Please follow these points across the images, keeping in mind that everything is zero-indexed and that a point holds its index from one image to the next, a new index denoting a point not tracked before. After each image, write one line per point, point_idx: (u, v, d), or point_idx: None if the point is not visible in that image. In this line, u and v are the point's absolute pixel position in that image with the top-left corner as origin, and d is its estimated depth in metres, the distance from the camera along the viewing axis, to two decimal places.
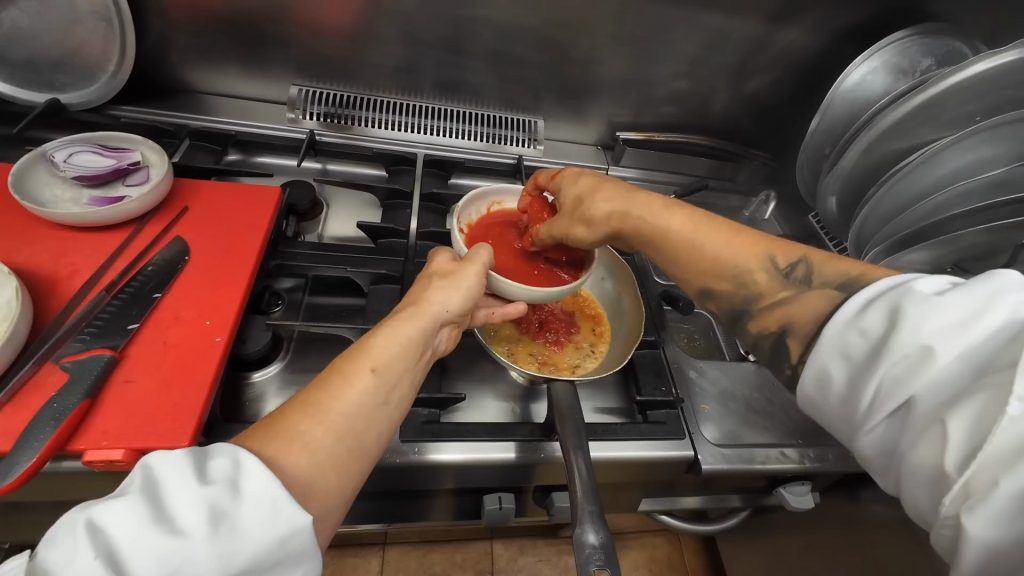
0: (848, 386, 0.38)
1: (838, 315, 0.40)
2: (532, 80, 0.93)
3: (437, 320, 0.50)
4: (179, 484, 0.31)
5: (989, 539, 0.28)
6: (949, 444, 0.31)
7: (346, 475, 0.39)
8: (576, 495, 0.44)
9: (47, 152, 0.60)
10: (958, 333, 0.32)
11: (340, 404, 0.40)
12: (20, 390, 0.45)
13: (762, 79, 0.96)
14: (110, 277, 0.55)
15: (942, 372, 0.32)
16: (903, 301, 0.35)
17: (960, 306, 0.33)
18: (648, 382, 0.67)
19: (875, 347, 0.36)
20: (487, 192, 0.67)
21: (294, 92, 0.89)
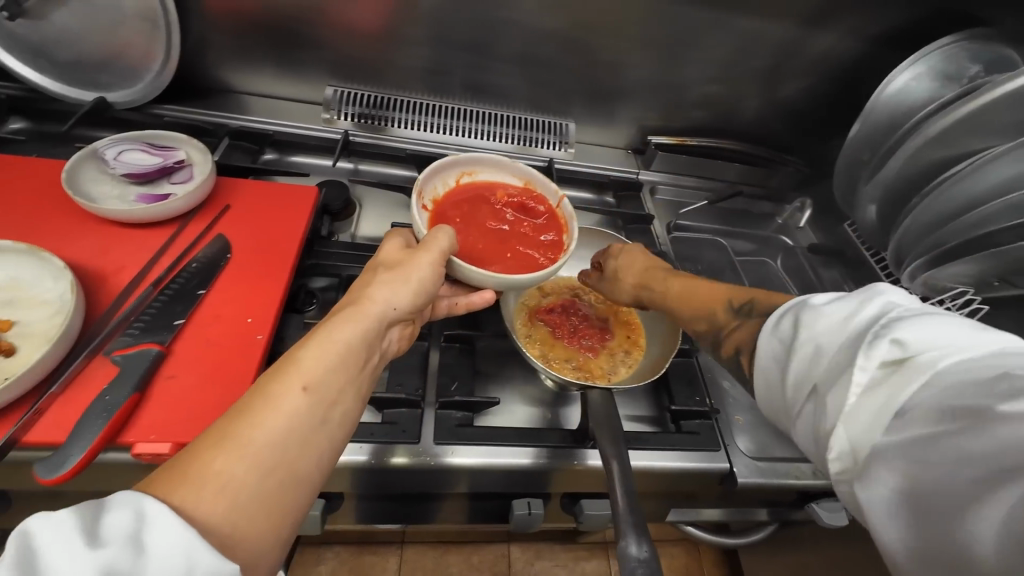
0: (771, 382, 0.43)
1: (764, 329, 0.45)
2: (563, 83, 0.93)
3: (381, 321, 0.49)
4: (60, 556, 0.26)
5: (877, 496, 0.32)
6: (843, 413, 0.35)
7: (275, 511, 0.36)
8: (618, 506, 0.43)
9: (98, 149, 0.62)
10: (843, 327, 0.37)
11: (261, 431, 0.37)
12: (72, 383, 0.46)
13: (799, 84, 0.94)
14: (156, 273, 0.56)
15: (832, 356, 0.37)
16: (801, 313, 0.41)
17: (838, 308, 0.39)
18: (682, 391, 0.65)
19: (788, 349, 0.41)
20: (455, 162, 0.62)
21: (329, 93, 0.90)
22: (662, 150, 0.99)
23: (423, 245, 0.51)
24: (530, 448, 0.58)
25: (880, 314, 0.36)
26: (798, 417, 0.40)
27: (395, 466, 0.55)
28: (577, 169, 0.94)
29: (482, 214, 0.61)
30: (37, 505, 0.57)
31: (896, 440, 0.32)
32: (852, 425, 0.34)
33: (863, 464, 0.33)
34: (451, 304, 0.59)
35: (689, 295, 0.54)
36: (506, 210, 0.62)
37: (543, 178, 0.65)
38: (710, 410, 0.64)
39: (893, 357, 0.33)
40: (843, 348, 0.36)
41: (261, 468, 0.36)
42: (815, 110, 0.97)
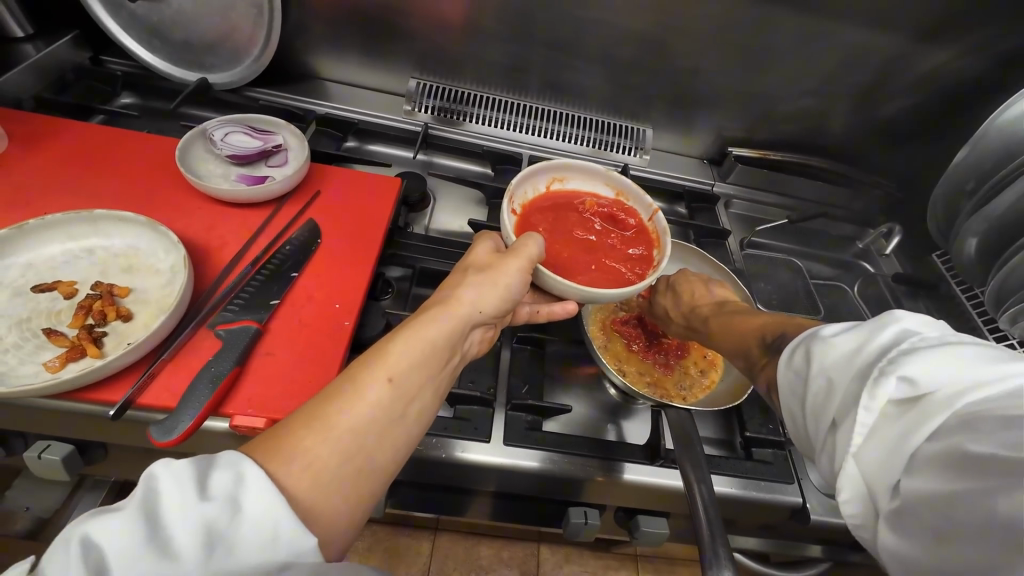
0: (794, 420, 0.40)
1: (778, 360, 0.42)
2: (647, 88, 0.91)
3: (468, 321, 0.49)
4: (176, 502, 0.28)
5: (898, 546, 0.31)
6: (868, 451, 0.33)
7: (353, 496, 0.37)
8: (704, 533, 0.42)
9: (206, 130, 0.65)
10: (851, 360, 0.36)
11: (349, 419, 0.38)
12: (180, 352, 0.49)
13: (901, 103, 0.88)
14: (254, 253, 0.58)
15: (844, 392, 0.35)
16: (810, 344, 0.39)
17: (849, 337, 0.37)
18: (755, 418, 0.63)
19: (799, 383, 0.39)
20: (547, 168, 0.64)
21: (413, 85, 0.91)
22: (741, 163, 0.96)
23: (512, 250, 0.53)
24: (597, 458, 0.58)
25: (895, 343, 0.35)
26: (817, 455, 0.38)
27: (466, 461, 0.56)
28: (651, 177, 0.92)
29: (569, 223, 0.62)
30: (132, 457, 0.61)
31: (916, 487, 0.30)
32: (867, 465, 0.33)
33: (887, 513, 0.32)
34: (534, 312, 0.59)
35: (727, 329, 0.50)
36: (594, 222, 0.63)
37: (636, 190, 0.65)
38: (785, 440, 0.62)
39: (903, 395, 0.32)
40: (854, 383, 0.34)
41: (342, 452, 0.37)
42: (915, 130, 0.90)
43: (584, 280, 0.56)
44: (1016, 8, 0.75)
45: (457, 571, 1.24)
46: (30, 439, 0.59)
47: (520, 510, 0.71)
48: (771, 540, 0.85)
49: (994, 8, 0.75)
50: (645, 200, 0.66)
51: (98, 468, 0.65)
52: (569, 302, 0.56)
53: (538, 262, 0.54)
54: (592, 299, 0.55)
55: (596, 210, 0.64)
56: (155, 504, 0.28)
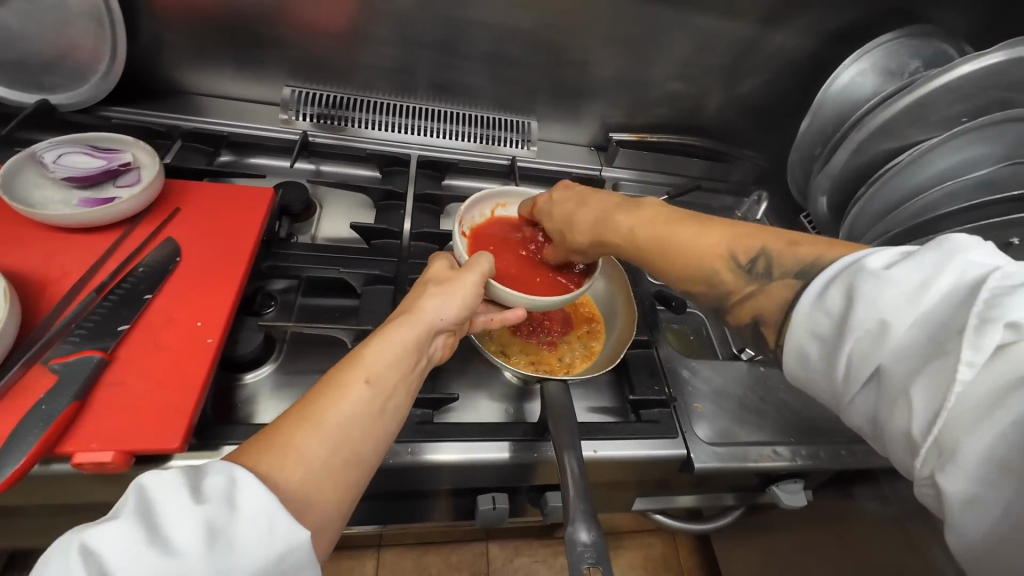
0: (809, 363, 0.44)
1: (803, 300, 0.44)
2: (526, 81, 0.93)
3: (430, 328, 0.49)
4: (173, 507, 0.31)
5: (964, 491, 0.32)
6: (916, 410, 0.35)
7: (343, 487, 0.38)
8: (569, 494, 0.44)
9: (37, 152, 0.60)
10: (909, 300, 0.37)
11: (335, 414, 0.40)
12: (8, 393, 0.45)
13: (754, 81, 0.96)
14: (100, 278, 0.54)
15: (900, 338, 0.37)
16: (854, 281, 0.40)
17: (904, 272, 0.37)
18: (642, 381, 0.67)
19: (834, 323, 0.41)
20: (491, 194, 0.65)
21: (287, 93, 0.89)
22: (624, 147, 1.01)
23: (468, 266, 0.53)
24: (490, 441, 0.59)
25: (959, 291, 0.35)
26: (848, 397, 0.41)
27: None
28: (539, 167, 0.95)
29: (514, 242, 0.63)
30: None
31: (977, 443, 0.31)
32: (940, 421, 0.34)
33: (948, 458, 0.33)
34: (489, 319, 0.56)
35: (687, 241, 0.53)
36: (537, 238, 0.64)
37: None
38: (669, 398, 0.65)
39: (1003, 342, 0.32)
40: (920, 326, 0.36)
41: (339, 447, 0.39)
42: (769, 104, 1.00)
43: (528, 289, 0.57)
44: None
45: None
46: None
47: (435, 509, 0.71)
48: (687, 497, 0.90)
49: None
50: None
51: None
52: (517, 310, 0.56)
53: (491, 277, 0.55)
54: (536, 307, 0.57)
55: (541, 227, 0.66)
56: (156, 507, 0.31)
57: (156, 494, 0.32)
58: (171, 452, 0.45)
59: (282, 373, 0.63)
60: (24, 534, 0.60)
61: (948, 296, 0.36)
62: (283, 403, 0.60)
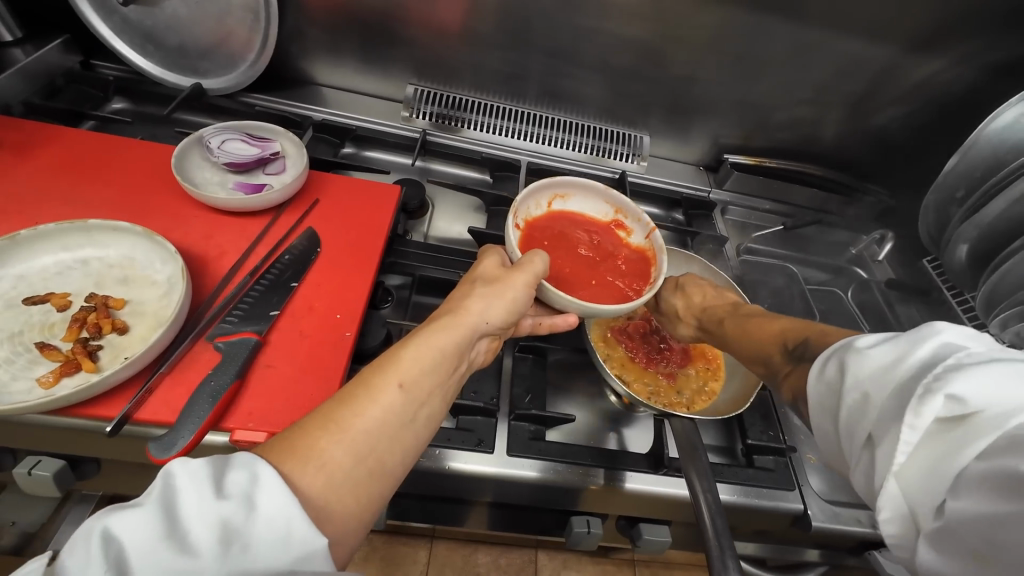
0: (821, 433, 0.40)
1: (808, 372, 0.42)
2: (645, 95, 0.91)
3: (473, 331, 0.49)
4: (194, 500, 0.29)
5: (936, 563, 0.31)
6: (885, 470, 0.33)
7: (365, 500, 0.37)
8: (711, 549, 0.43)
9: (203, 137, 0.64)
10: (887, 371, 0.35)
11: (362, 421, 0.38)
12: (178, 365, 0.48)
13: (893, 111, 0.89)
14: (253, 262, 0.58)
15: (880, 408, 0.34)
16: (845, 356, 0.38)
17: (887, 346, 0.36)
18: (755, 425, 0.63)
19: (832, 393, 0.39)
20: (550, 185, 0.66)
21: (410, 91, 0.91)
22: (736, 170, 0.96)
23: (517, 266, 0.54)
24: (599, 467, 0.58)
25: (934, 359, 0.33)
26: (850, 469, 0.37)
27: (475, 473, 0.55)
28: (648, 184, 0.92)
29: (568, 238, 0.64)
30: (126, 471, 0.60)
31: (957, 509, 0.29)
32: (908, 484, 0.32)
33: (928, 533, 0.31)
34: (536, 324, 0.58)
35: (744, 333, 0.51)
36: (591, 237, 0.65)
37: (634, 208, 0.66)
38: (786, 447, 0.62)
39: (951, 414, 0.31)
40: (892, 397, 0.34)
41: (355, 457, 0.37)
42: (905, 138, 0.92)
43: (582, 295, 0.58)
44: (1003, 21, 0.77)
45: None
46: (20, 454, 0.57)
47: (521, 522, 0.70)
48: (770, 544, 0.85)
49: (984, 20, 0.77)
50: (642, 220, 0.67)
51: (88, 483, 0.63)
52: (568, 315, 0.57)
53: (542, 279, 0.55)
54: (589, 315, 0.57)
55: (597, 228, 0.67)
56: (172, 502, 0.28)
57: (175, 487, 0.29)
58: None
59: None
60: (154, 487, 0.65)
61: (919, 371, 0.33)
62: None
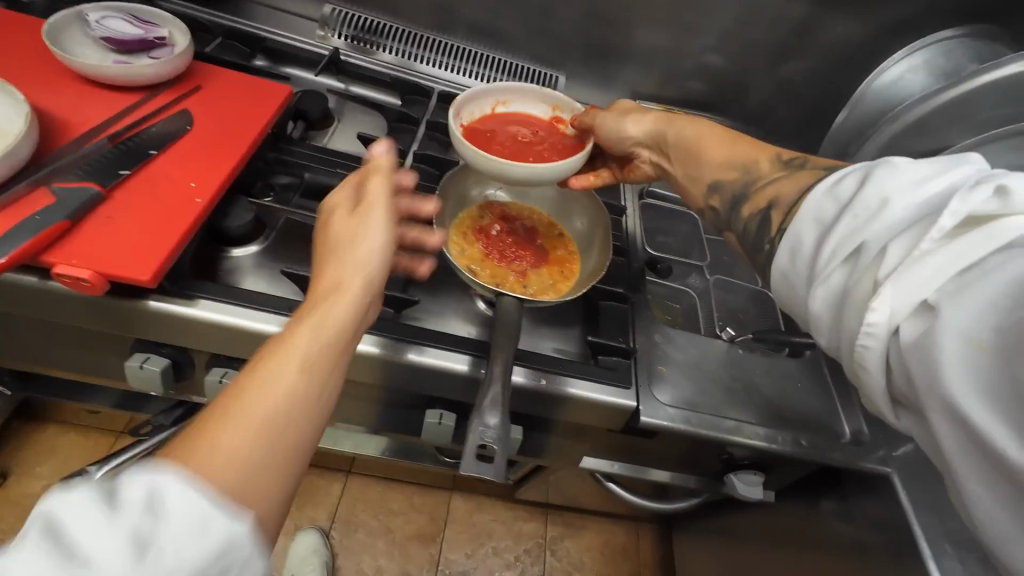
0: (799, 250, 0.45)
1: (815, 192, 0.46)
2: (561, 32, 0.93)
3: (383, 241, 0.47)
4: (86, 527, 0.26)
5: (920, 349, 0.34)
6: (890, 260, 0.36)
7: (331, 388, 0.39)
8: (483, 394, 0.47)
9: (83, 13, 0.65)
10: (916, 183, 0.38)
11: (300, 343, 0.38)
12: (11, 203, 0.50)
13: (798, 66, 0.92)
14: (115, 129, 0.59)
15: (895, 212, 0.37)
16: (874, 169, 0.41)
17: (922, 166, 0.39)
18: (607, 329, 0.68)
19: (841, 206, 0.42)
20: (491, 89, 0.68)
21: (328, 11, 0.91)
22: None
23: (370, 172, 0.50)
24: (441, 349, 0.60)
25: (960, 181, 0.37)
26: (819, 281, 0.42)
27: None
28: None
29: (509, 134, 0.67)
30: None
31: (953, 300, 0.33)
32: (905, 279, 0.35)
33: (917, 328, 0.34)
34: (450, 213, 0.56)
35: (737, 143, 0.58)
36: (534, 130, 0.68)
37: (569, 102, 0.69)
38: (630, 349, 0.66)
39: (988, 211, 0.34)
40: (917, 205, 0.37)
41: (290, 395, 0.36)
42: (811, 95, 0.95)
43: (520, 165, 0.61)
44: None
45: (366, 512, 1.27)
46: None
47: (385, 421, 0.71)
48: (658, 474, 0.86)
49: None
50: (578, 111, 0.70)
51: None
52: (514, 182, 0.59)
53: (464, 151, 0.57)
54: (535, 177, 0.60)
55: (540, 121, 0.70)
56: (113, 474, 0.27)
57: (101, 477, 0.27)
58: (141, 283, 0.49)
59: (264, 256, 0.66)
60: (21, 354, 0.66)
61: (950, 186, 0.37)
62: (261, 280, 0.63)
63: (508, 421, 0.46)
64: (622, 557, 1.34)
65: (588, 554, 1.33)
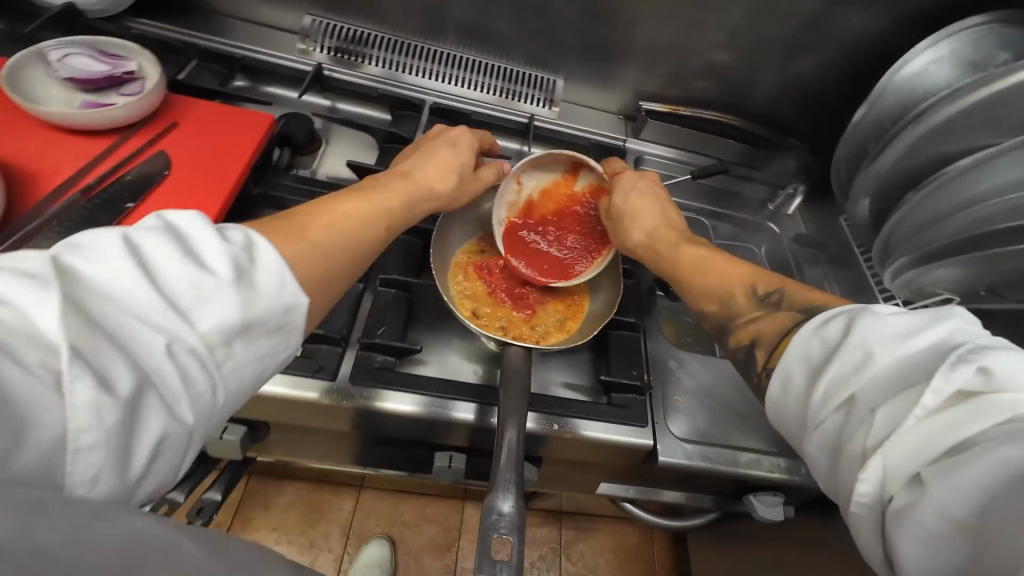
0: (786, 386, 0.42)
1: (804, 328, 0.43)
2: (558, 33, 0.86)
3: (425, 193, 0.55)
4: None
5: (913, 542, 0.32)
6: (874, 427, 0.35)
7: (340, 254, 0.44)
8: (499, 465, 0.46)
9: (44, 50, 0.61)
10: (901, 339, 0.36)
11: (345, 221, 0.46)
12: None
13: (813, 61, 0.86)
14: (88, 181, 0.56)
15: (881, 370, 0.35)
16: (855, 318, 0.39)
17: (900, 318, 0.37)
18: (619, 364, 0.64)
19: (822, 350, 0.40)
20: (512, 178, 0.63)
21: (308, 22, 0.85)
22: (653, 119, 0.93)
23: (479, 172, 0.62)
24: (448, 399, 0.57)
25: (947, 340, 0.35)
26: (809, 431, 0.39)
27: (317, 400, 0.55)
28: (558, 130, 0.89)
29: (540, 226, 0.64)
30: None
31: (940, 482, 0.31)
32: (891, 451, 0.33)
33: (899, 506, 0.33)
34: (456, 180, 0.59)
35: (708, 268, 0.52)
36: (558, 218, 0.65)
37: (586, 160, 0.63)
38: (643, 385, 0.62)
39: (973, 385, 0.32)
40: (901, 362, 0.35)
41: (336, 233, 0.45)
42: (827, 90, 0.89)
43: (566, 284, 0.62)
44: None
45: (380, 526, 1.27)
46: None
47: (395, 461, 0.69)
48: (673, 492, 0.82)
49: None
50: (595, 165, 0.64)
51: None
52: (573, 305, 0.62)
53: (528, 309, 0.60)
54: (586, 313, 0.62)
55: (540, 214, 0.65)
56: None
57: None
58: None
59: None
60: None
61: (933, 348, 0.35)
62: None
63: (525, 502, 0.45)
64: (636, 558, 1.35)
65: (602, 555, 1.33)
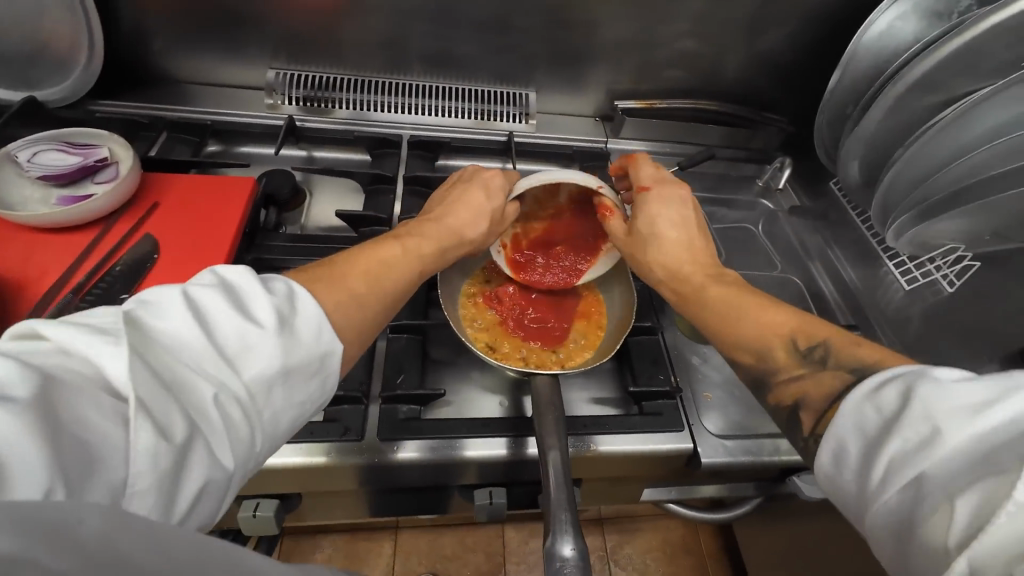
0: (840, 461, 0.37)
1: (854, 392, 0.38)
2: (524, 48, 0.86)
3: (451, 236, 0.55)
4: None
5: None
6: (952, 523, 0.28)
7: (373, 307, 0.44)
8: (550, 505, 0.45)
9: (11, 152, 0.60)
10: (968, 411, 0.30)
11: (378, 274, 0.46)
12: None
13: (779, 34, 0.86)
14: (77, 279, 0.55)
15: (947, 452, 0.30)
16: (917, 382, 0.34)
17: (972, 387, 0.31)
18: (644, 371, 0.63)
19: (877, 420, 0.35)
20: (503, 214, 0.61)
21: (272, 76, 0.84)
22: (630, 116, 0.93)
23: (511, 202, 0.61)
24: (480, 439, 0.56)
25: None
26: (870, 514, 0.34)
27: (350, 464, 0.54)
28: (539, 142, 0.89)
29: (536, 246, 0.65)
30: None
31: None
32: (969, 553, 0.27)
33: None
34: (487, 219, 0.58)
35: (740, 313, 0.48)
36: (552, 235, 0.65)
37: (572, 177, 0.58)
38: (672, 389, 0.61)
39: None
40: (974, 437, 0.29)
41: (371, 285, 0.45)
42: (796, 61, 0.89)
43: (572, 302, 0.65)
44: None
45: (422, 565, 1.24)
46: None
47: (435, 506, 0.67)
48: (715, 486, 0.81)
49: None
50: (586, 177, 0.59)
51: None
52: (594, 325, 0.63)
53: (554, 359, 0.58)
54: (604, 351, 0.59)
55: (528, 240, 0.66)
56: (54, 363, 0.26)
57: (15, 348, 0.26)
58: None
59: None
60: None
61: (1007, 424, 0.29)
62: None
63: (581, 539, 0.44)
64: (682, 552, 1.33)
65: (649, 555, 1.31)
